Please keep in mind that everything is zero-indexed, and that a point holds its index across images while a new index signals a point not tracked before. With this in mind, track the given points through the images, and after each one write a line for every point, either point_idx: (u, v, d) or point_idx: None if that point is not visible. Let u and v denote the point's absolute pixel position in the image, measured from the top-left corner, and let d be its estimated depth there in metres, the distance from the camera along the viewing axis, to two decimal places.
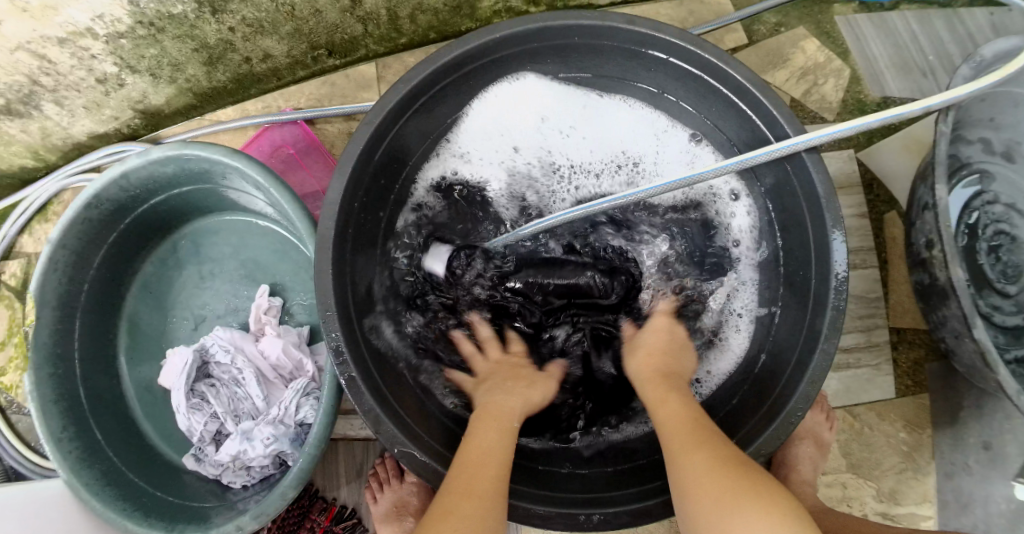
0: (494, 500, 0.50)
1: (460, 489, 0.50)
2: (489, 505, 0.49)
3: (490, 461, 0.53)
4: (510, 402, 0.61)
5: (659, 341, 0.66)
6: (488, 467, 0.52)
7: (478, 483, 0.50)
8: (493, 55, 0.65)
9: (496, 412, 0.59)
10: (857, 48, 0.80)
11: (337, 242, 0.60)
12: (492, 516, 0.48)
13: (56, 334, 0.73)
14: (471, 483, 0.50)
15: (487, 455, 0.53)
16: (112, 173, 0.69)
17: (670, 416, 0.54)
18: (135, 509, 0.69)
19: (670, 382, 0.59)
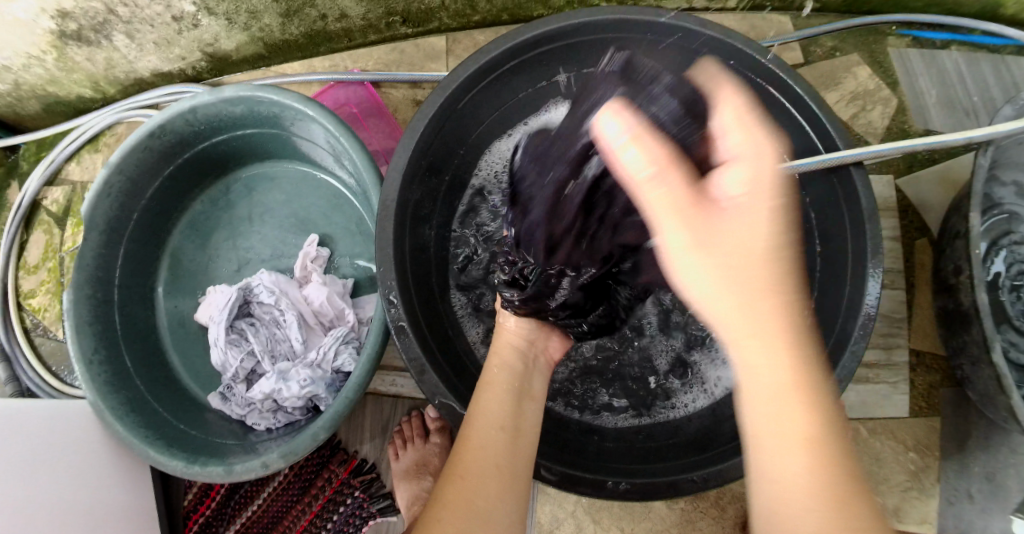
0: (489, 480, 0.47)
1: (446, 475, 0.48)
2: (487, 484, 0.47)
3: (489, 438, 0.50)
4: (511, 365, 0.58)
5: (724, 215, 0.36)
6: (491, 442, 0.50)
7: (476, 465, 0.48)
8: (572, 39, 0.68)
9: (495, 381, 0.56)
10: (906, 80, 0.83)
11: (401, 197, 0.62)
12: (504, 491, 0.47)
13: (99, 258, 0.74)
14: (468, 469, 0.48)
15: (489, 428, 0.51)
16: (181, 107, 0.70)
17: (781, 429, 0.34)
18: (158, 438, 0.69)
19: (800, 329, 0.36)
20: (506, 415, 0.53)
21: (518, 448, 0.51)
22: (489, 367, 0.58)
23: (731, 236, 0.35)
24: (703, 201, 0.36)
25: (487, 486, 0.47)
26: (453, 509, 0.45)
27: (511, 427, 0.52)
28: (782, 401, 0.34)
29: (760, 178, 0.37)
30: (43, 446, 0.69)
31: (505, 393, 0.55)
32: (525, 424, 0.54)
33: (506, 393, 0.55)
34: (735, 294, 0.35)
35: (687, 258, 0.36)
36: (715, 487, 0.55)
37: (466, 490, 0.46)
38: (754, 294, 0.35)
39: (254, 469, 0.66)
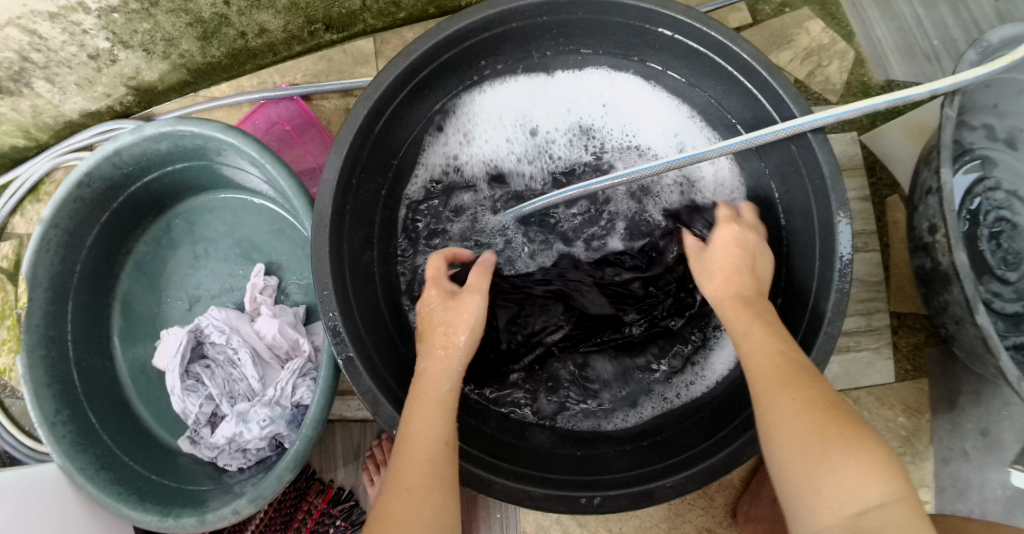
0: (437, 493, 0.43)
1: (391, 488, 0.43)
2: (432, 497, 0.42)
3: (434, 451, 0.45)
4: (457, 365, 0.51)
5: (731, 255, 0.52)
6: (438, 456, 0.45)
7: (423, 480, 0.43)
8: (497, 29, 0.64)
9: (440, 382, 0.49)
10: (861, 29, 0.79)
11: (335, 220, 0.59)
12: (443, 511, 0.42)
13: (48, 316, 0.72)
14: (415, 475, 0.43)
15: (432, 444, 0.45)
16: (105, 151, 0.67)
17: (753, 351, 0.44)
18: (130, 492, 0.68)
19: (752, 304, 0.48)
20: (449, 423, 0.47)
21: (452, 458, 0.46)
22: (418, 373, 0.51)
23: (711, 260, 0.53)
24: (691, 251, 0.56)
25: (430, 499, 0.42)
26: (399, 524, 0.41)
27: (449, 439, 0.46)
28: (749, 337, 0.45)
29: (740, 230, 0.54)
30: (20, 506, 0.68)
31: (448, 404, 0.48)
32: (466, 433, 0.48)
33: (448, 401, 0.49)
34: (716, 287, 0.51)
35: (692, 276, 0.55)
36: (691, 490, 0.53)
37: (409, 506, 0.41)
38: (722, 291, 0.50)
39: (226, 516, 0.64)
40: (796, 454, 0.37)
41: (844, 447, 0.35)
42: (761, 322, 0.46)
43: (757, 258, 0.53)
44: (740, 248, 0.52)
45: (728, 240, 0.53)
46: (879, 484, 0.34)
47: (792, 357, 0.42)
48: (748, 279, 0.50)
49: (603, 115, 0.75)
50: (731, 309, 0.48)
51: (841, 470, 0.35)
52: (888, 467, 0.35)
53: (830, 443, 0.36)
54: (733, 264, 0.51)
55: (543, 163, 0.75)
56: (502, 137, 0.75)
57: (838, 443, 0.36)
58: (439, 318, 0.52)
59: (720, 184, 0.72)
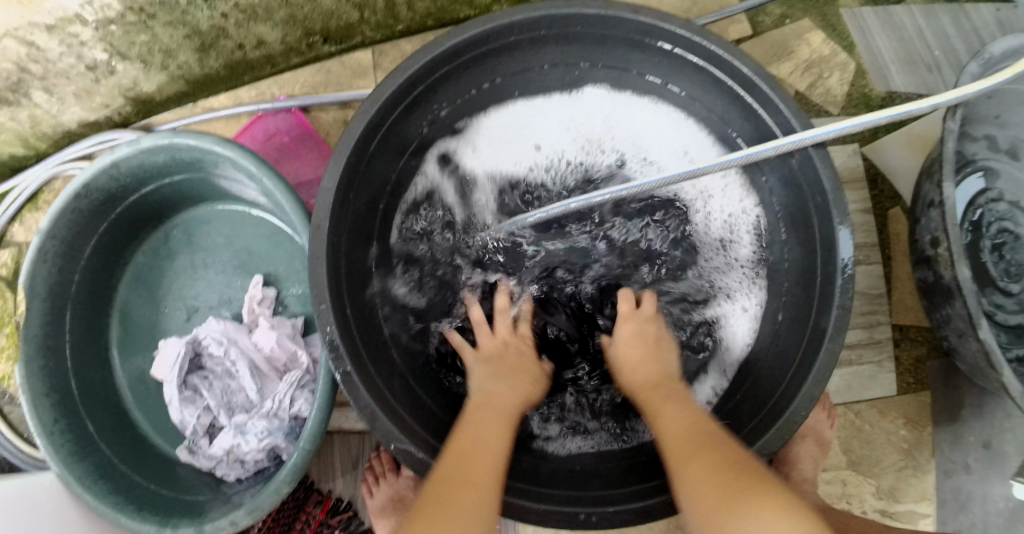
0: (496, 500, 0.47)
1: (457, 479, 0.48)
2: (484, 496, 0.47)
3: (496, 460, 0.51)
4: (510, 394, 0.58)
5: (636, 350, 0.62)
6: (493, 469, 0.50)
7: (482, 479, 0.48)
8: (495, 42, 0.64)
9: (498, 404, 0.57)
10: (862, 40, 0.78)
11: (332, 234, 0.59)
12: (489, 508, 0.46)
13: (46, 326, 0.71)
14: (471, 473, 0.48)
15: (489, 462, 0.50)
16: (103, 162, 0.67)
17: (666, 427, 0.51)
18: (129, 502, 0.68)
19: (663, 389, 0.58)
20: (504, 443, 0.53)
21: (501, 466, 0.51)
22: (482, 394, 0.58)
23: (619, 361, 0.63)
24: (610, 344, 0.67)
25: (483, 499, 0.47)
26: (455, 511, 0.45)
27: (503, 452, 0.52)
28: (665, 415, 0.53)
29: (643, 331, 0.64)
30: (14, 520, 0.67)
31: (507, 426, 0.55)
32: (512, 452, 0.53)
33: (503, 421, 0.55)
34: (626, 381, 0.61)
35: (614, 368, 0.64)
36: None
37: (464, 499, 0.46)
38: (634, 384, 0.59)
39: (223, 527, 0.64)
40: (713, 497, 0.41)
41: (736, 489, 0.41)
42: (672, 403, 0.55)
43: (662, 342, 0.64)
44: (642, 341, 0.63)
45: (628, 336, 0.63)
46: (790, 520, 0.38)
47: (700, 429, 0.50)
48: (654, 370, 0.60)
49: (600, 132, 0.76)
50: (648, 394, 0.57)
51: (750, 515, 0.39)
52: (793, 507, 0.39)
53: (736, 496, 0.41)
54: (650, 355, 0.62)
55: (542, 179, 0.76)
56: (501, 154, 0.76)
57: (733, 486, 0.42)
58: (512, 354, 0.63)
59: (723, 200, 0.72)
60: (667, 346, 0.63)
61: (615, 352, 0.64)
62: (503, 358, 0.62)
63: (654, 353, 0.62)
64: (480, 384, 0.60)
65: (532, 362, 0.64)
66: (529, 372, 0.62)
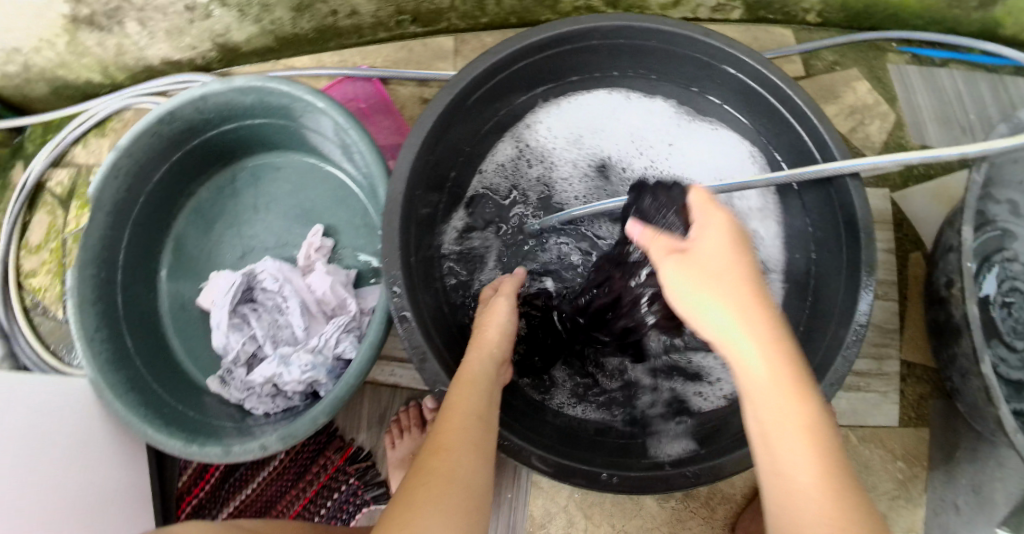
0: (470, 454, 0.46)
1: (427, 449, 0.46)
2: (466, 462, 0.45)
3: (468, 422, 0.48)
4: (477, 362, 0.55)
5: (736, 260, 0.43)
6: (468, 429, 0.48)
7: (458, 440, 0.47)
8: (579, 43, 0.69)
9: (474, 371, 0.54)
10: (903, 96, 0.85)
11: (408, 190, 0.63)
12: (468, 474, 0.45)
13: (105, 239, 0.75)
14: (447, 453, 0.45)
15: (468, 417, 0.49)
16: (193, 94, 0.71)
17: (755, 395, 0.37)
18: (157, 417, 0.70)
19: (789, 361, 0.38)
20: (483, 403, 0.51)
21: (491, 437, 0.49)
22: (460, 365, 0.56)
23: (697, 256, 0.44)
24: (677, 250, 0.46)
25: (463, 461, 0.45)
26: (435, 477, 0.43)
27: (485, 417, 0.50)
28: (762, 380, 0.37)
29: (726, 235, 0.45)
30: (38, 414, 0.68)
31: (483, 384, 0.53)
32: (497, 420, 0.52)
33: (483, 384, 0.53)
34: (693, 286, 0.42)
35: (680, 280, 0.44)
36: (705, 483, 0.56)
37: (439, 468, 0.44)
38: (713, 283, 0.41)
39: (252, 450, 0.66)
40: None
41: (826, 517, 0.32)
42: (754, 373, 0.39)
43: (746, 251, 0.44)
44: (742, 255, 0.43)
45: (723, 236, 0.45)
46: None
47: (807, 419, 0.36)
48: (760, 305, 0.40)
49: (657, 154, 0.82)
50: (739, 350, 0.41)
51: None
52: None
53: None
54: (749, 274, 0.42)
55: (602, 190, 0.81)
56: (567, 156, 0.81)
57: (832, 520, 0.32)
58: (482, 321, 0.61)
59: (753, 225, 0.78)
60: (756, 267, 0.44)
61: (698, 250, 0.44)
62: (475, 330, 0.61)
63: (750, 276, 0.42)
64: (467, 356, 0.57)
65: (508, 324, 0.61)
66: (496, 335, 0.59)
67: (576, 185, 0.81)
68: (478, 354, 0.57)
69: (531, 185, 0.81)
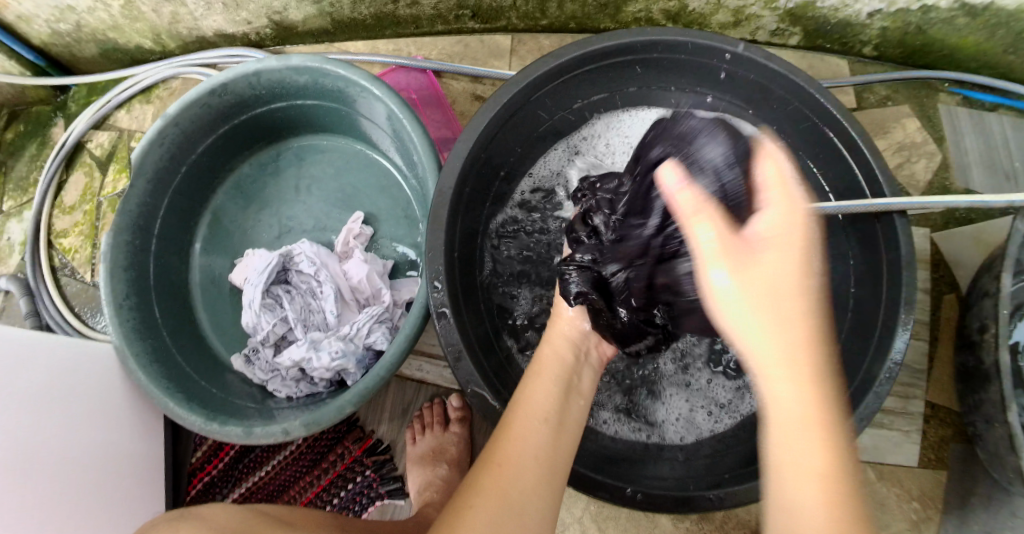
0: (530, 466, 0.46)
1: (484, 460, 0.48)
2: (525, 473, 0.46)
3: (532, 425, 0.49)
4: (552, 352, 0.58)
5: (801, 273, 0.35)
6: (532, 434, 0.49)
7: (519, 451, 0.47)
8: (640, 54, 0.69)
9: (544, 366, 0.56)
10: (953, 136, 0.85)
11: (458, 186, 0.63)
12: (527, 489, 0.45)
13: (143, 207, 0.75)
14: (505, 467, 0.46)
15: (532, 420, 0.50)
16: (247, 69, 0.72)
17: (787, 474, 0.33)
18: (178, 390, 0.70)
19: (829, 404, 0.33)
20: (553, 404, 0.52)
21: (561, 443, 0.50)
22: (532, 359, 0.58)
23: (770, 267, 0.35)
24: (737, 245, 0.36)
25: (525, 474, 0.46)
26: (488, 498, 0.43)
27: (554, 418, 0.51)
28: (803, 453, 0.32)
29: (795, 225, 0.36)
30: (59, 374, 0.67)
31: (552, 383, 0.54)
32: (573, 417, 0.53)
33: (553, 383, 0.54)
34: (769, 318, 0.34)
35: (733, 290, 0.35)
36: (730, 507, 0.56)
37: (498, 481, 0.45)
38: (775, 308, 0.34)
39: (274, 434, 0.66)
40: None
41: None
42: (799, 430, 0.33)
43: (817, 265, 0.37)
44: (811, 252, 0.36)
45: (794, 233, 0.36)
46: None
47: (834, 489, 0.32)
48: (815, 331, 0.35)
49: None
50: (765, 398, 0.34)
51: None
52: None
53: None
54: (803, 307, 0.35)
55: None
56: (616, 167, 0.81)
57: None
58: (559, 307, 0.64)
59: None
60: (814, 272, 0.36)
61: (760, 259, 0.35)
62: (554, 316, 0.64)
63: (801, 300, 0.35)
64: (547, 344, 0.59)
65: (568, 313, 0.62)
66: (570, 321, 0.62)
67: None
68: (553, 343, 0.60)
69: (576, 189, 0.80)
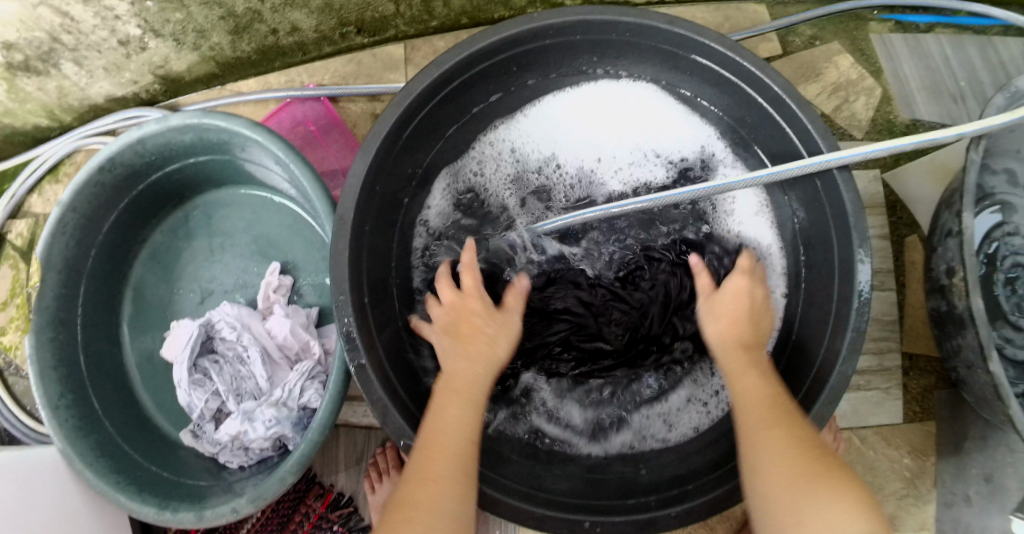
0: (456, 486, 0.45)
1: (414, 475, 0.45)
2: (450, 493, 0.44)
3: (461, 448, 0.47)
4: (474, 370, 0.52)
5: (733, 305, 0.58)
6: (458, 453, 0.46)
7: (446, 471, 0.45)
8: (530, 43, 0.63)
9: (463, 384, 0.51)
10: (889, 66, 0.79)
11: (357, 226, 0.59)
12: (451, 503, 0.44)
13: (60, 297, 0.71)
14: (435, 476, 0.45)
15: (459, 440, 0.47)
16: (129, 139, 0.67)
17: (750, 394, 0.49)
18: (129, 482, 0.67)
19: (756, 356, 0.54)
20: (473, 421, 0.49)
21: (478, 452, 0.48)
22: (444, 374, 0.53)
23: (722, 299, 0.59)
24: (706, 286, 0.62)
25: (455, 494, 0.44)
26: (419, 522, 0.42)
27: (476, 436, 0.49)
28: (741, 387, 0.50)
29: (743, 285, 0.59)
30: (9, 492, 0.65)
31: (474, 403, 0.50)
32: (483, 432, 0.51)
33: (473, 401, 0.51)
34: (715, 321, 0.57)
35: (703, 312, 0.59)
36: (696, 520, 0.53)
37: (427, 497, 0.43)
38: (717, 316, 0.58)
39: (225, 514, 0.63)
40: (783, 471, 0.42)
41: (833, 487, 0.40)
42: (757, 370, 0.52)
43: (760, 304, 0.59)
44: (749, 298, 0.58)
45: (738, 288, 0.59)
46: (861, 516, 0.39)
47: (785, 402, 0.48)
48: (752, 331, 0.56)
49: (631, 162, 0.75)
50: (733, 355, 0.54)
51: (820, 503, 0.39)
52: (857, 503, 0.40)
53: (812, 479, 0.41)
54: (736, 327, 0.56)
55: (575, 191, 0.75)
56: (530, 160, 0.75)
57: (827, 481, 0.41)
58: (489, 333, 0.55)
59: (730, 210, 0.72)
60: (756, 306, 0.58)
61: (715, 295, 0.60)
62: (457, 325, 0.56)
63: (734, 321, 0.56)
64: (448, 360, 0.54)
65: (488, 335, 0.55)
66: (482, 350, 0.54)
67: (548, 189, 0.75)
68: (480, 368, 0.53)
69: (495, 194, 0.75)
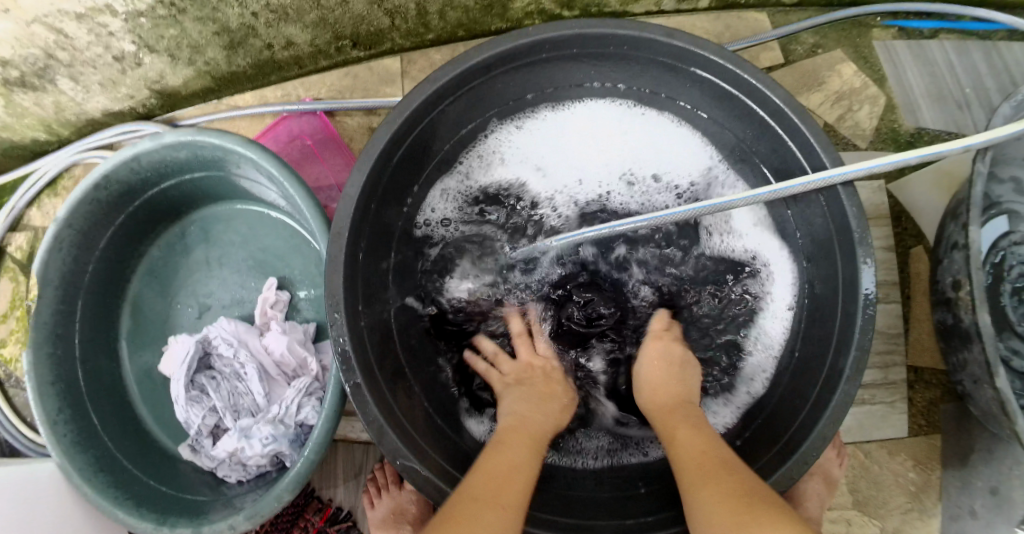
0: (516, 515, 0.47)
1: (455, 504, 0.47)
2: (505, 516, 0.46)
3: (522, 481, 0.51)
4: (544, 422, 0.60)
5: (659, 369, 0.62)
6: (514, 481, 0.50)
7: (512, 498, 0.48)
8: (526, 58, 0.62)
9: (532, 429, 0.58)
10: (894, 74, 0.78)
11: (351, 247, 0.58)
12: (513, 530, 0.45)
13: (58, 313, 0.71)
14: (500, 494, 0.48)
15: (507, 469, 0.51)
16: (125, 155, 0.67)
17: (682, 448, 0.52)
18: (127, 497, 0.66)
19: (679, 413, 0.57)
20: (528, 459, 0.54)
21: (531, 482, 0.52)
22: (514, 415, 0.59)
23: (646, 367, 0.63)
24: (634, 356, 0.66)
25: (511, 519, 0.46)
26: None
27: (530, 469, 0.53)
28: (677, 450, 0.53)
29: (671, 349, 0.64)
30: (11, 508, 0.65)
31: (537, 449, 0.55)
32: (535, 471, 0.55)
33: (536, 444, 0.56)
34: (645, 389, 0.61)
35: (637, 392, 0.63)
36: None
37: (490, 516, 0.45)
38: (649, 385, 0.61)
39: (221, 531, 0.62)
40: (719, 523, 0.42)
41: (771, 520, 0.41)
42: (688, 426, 0.55)
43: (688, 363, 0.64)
44: (665, 359, 0.63)
45: (652, 354, 0.64)
46: None
47: (716, 454, 0.50)
48: (677, 388, 0.60)
49: (627, 176, 0.74)
50: (665, 417, 0.57)
51: None
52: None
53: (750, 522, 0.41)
54: (668, 392, 0.60)
55: (571, 205, 0.75)
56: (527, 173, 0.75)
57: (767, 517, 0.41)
58: (560, 391, 0.65)
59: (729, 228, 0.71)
60: (683, 367, 0.62)
61: (638, 371, 0.64)
62: (532, 379, 0.65)
63: (674, 390, 0.60)
64: (511, 405, 0.61)
65: (564, 389, 0.66)
66: (560, 397, 0.64)
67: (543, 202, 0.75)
68: (550, 418, 0.60)
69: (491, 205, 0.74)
